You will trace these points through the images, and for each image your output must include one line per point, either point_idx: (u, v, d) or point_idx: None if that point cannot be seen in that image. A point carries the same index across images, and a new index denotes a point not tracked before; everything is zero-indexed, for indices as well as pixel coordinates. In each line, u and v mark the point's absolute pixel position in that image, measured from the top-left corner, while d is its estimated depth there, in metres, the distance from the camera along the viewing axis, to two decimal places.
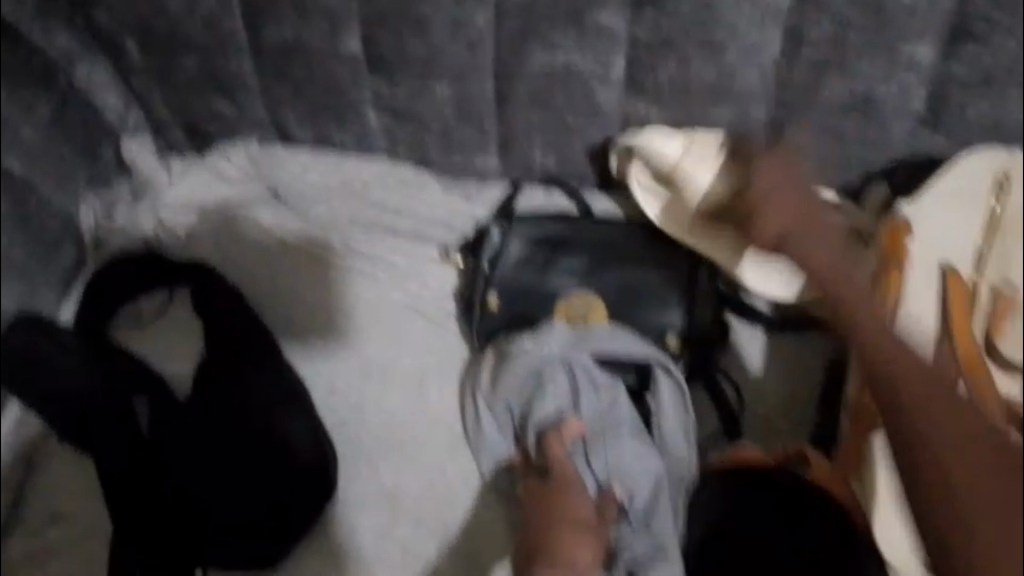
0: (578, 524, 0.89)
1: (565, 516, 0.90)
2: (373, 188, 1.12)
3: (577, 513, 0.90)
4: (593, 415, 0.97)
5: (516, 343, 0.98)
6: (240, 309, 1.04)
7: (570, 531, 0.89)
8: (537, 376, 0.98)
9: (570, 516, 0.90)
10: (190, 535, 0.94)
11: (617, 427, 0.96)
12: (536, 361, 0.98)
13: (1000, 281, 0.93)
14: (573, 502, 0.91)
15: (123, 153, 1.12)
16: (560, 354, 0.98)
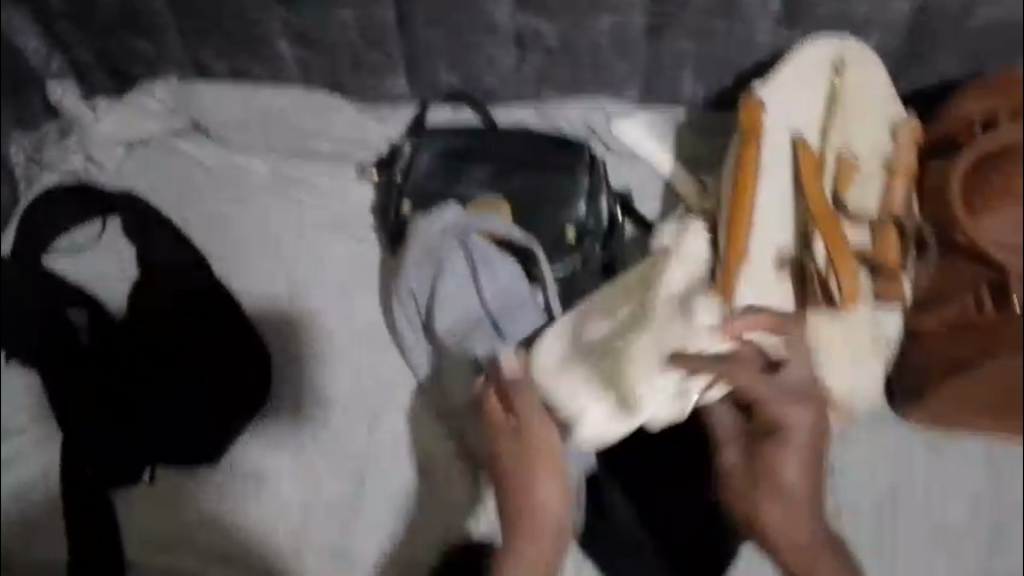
0: (551, 501, 0.93)
1: (541, 496, 0.93)
2: (290, 114, 1.14)
3: (546, 496, 0.93)
4: (496, 297, 1.03)
5: (416, 219, 1.03)
6: (164, 233, 1.09)
7: (546, 519, 0.93)
8: (432, 257, 1.03)
9: (543, 508, 0.93)
10: (136, 442, 1.05)
11: (519, 304, 1.03)
12: (426, 241, 1.03)
13: (843, 146, 0.93)
14: (551, 483, 0.93)
15: (50, 96, 1.16)
16: (455, 228, 1.02)
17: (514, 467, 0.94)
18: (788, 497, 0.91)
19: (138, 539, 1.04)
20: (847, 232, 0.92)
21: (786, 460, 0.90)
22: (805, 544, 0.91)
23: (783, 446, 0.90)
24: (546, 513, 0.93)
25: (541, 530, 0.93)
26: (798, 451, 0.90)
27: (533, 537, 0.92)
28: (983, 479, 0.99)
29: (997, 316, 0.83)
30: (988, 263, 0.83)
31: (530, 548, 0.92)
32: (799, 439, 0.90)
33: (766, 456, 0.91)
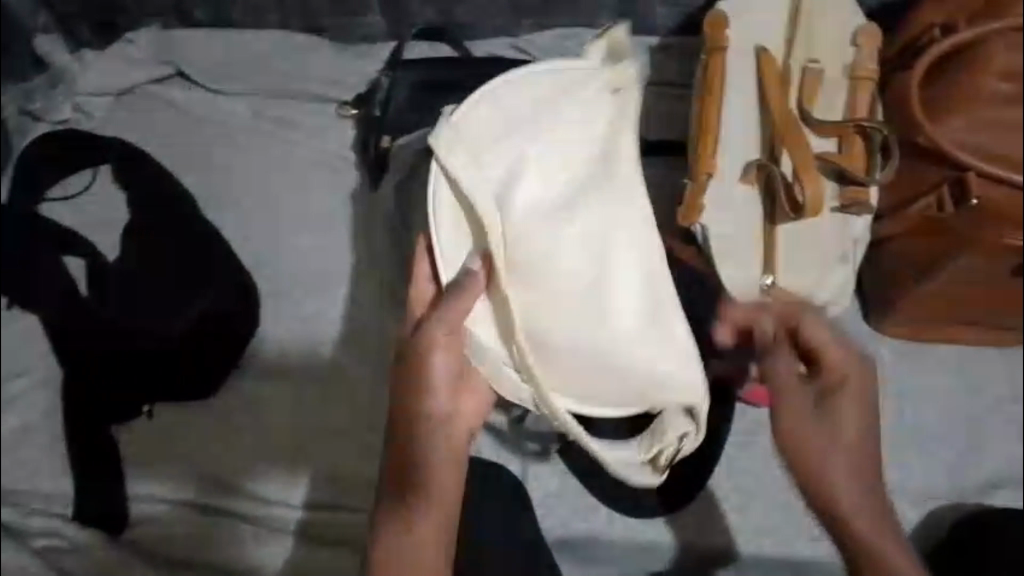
0: (447, 415, 0.80)
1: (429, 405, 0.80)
2: (272, 56, 1.17)
3: (445, 410, 0.80)
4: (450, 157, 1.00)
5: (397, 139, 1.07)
6: (153, 172, 1.10)
7: (440, 432, 0.80)
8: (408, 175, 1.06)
9: (432, 420, 0.80)
10: (128, 377, 1.04)
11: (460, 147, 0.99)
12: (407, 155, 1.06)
13: (810, 59, 0.96)
14: (438, 396, 0.80)
15: (36, 47, 1.16)
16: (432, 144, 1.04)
17: (414, 380, 0.79)
18: (845, 475, 0.79)
19: (139, 469, 1.05)
20: (812, 141, 0.95)
21: (832, 437, 0.80)
22: (864, 514, 0.78)
23: (827, 416, 0.81)
24: (446, 428, 0.80)
25: (434, 442, 0.80)
26: (834, 413, 0.81)
27: (433, 448, 0.80)
28: (957, 385, 1.05)
29: (957, 215, 0.90)
30: (947, 164, 0.88)
31: (444, 459, 0.80)
32: (840, 406, 0.81)
33: (806, 434, 0.80)
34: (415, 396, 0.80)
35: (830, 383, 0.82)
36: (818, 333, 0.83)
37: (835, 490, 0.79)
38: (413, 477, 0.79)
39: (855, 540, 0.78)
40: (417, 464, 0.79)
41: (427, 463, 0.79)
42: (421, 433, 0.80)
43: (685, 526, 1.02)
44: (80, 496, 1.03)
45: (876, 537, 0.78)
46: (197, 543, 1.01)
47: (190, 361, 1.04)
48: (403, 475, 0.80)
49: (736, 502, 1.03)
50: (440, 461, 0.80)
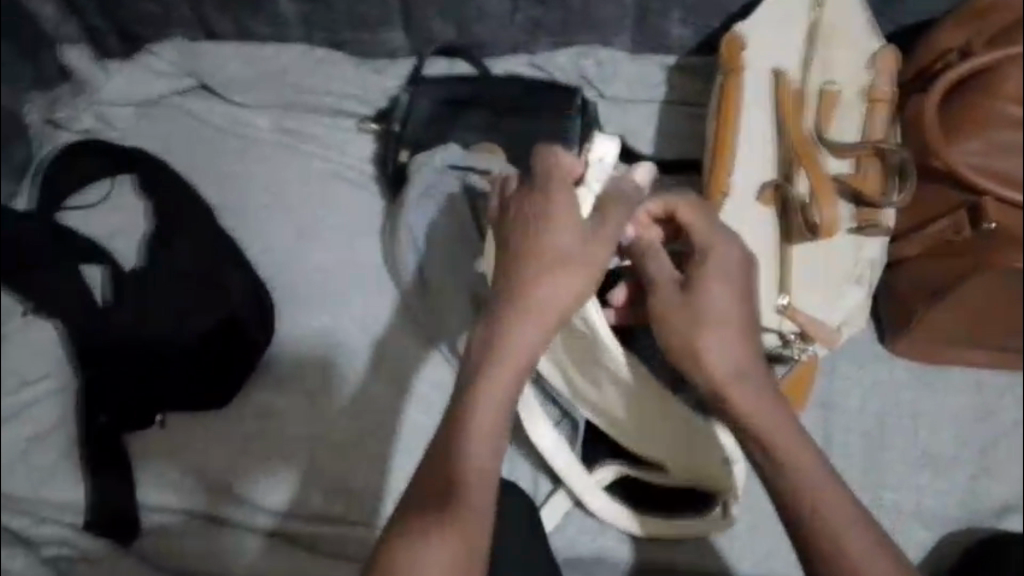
0: (547, 330, 0.75)
1: (539, 319, 0.74)
2: (291, 72, 1.18)
3: (531, 345, 0.74)
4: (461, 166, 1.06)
5: (421, 160, 1.06)
6: (169, 179, 1.11)
7: (516, 371, 0.74)
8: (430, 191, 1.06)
9: (518, 350, 0.74)
10: (148, 384, 1.05)
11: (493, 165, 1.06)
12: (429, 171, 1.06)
13: (829, 81, 0.97)
14: (559, 287, 0.74)
15: (61, 59, 1.16)
16: (452, 167, 1.06)
17: (538, 264, 0.75)
18: (757, 414, 0.77)
19: (154, 475, 1.05)
20: (828, 163, 0.96)
21: (728, 376, 0.77)
22: (792, 462, 0.75)
23: (730, 356, 0.77)
24: (502, 423, 0.73)
25: (507, 374, 0.73)
26: (732, 348, 0.77)
27: (506, 391, 0.73)
28: (973, 409, 1.04)
29: (974, 238, 0.90)
30: (967, 187, 0.90)
31: (511, 402, 0.73)
32: (734, 336, 0.77)
33: (757, 415, 0.77)
34: (531, 266, 0.75)
35: (729, 324, 0.77)
36: (711, 262, 0.78)
37: (755, 427, 0.77)
38: (472, 431, 0.72)
39: (792, 481, 0.75)
40: (487, 395, 0.73)
41: (496, 409, 0.72)
42: (496, 371, 0.73)
43: (696, 549, 1.00)
44: (95, 507, 1.02)
45: (811, 481, 0.75)
46: (205, 552, 1.01)
47: (211, 366, 1.05)
48: (460, 425, 0.72)
49: (744, 532, 1.02)
50: (484, 457, 0.71)
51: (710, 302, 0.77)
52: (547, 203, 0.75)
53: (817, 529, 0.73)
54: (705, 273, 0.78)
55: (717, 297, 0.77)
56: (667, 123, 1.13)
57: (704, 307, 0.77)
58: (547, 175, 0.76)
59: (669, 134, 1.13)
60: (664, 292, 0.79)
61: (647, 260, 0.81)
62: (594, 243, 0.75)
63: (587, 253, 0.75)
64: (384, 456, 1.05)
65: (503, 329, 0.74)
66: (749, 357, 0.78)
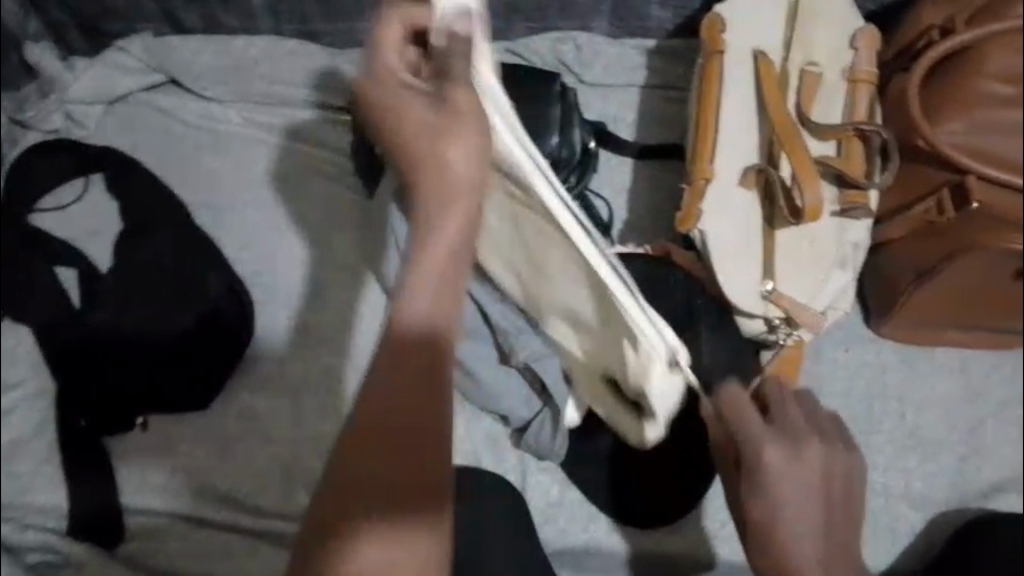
0: (464, 216, 0.62)
1: (448, 218, 0.61)
2: (263, 64, 1.15)
3: (447, 250, 0.61)
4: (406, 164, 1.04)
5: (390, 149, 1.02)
6: (142, 178, 1.09)
7: (438, 273, 0.61)
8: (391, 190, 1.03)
9: (437, 248, 0.61)
10: (126, 387, 1.03)
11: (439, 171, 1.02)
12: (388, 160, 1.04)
13: (809, 61, 0.96)
14: (462, 157, 0.62)
15: (25, 57, 1.13)
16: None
17: (416, 156, 0.62)
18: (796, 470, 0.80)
19: (137, 478, 1.04)
20: (811, 145, 0.95)
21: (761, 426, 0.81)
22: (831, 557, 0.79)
23: (792, 509, 0.79)
24: (429, 350, 0.61)
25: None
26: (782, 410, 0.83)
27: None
28: (960, 390, 1.04)
29: (956, 219, 0.90)
30: (949, 165, 0.89)
31: (444, 312, 0.61)
32: (801, 487, 0.79)
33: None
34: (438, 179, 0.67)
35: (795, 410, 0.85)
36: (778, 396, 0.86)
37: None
38: (402, 372, 0.60)
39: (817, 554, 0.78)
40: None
41: (422, 351, 0.60)
42: (412, 287, 0.61)
43: (686, 538, 0.99)
44: (79, 514, 1.01)
45: None
46: (193, 556, 1.00)
47: (193, 368, 1.03)
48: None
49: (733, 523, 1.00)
50: (422, 397, 0.60)
51: (771, 471, 0.79)
52: (388, 108, 0.63)
53: None
54: (763, 442, 0.79)
55: (770, 447, 0.79)
56: (645, 108, 1.12)
57: (778, 482, 0.79)
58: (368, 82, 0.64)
59: (649, 117, 1.11)
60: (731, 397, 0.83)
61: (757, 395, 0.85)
62: (454, 103, 0.62)
63: (460, 119, 0.62)
64: None
65: (411, 243, 0.62)
66: (806, 522, 0.79)
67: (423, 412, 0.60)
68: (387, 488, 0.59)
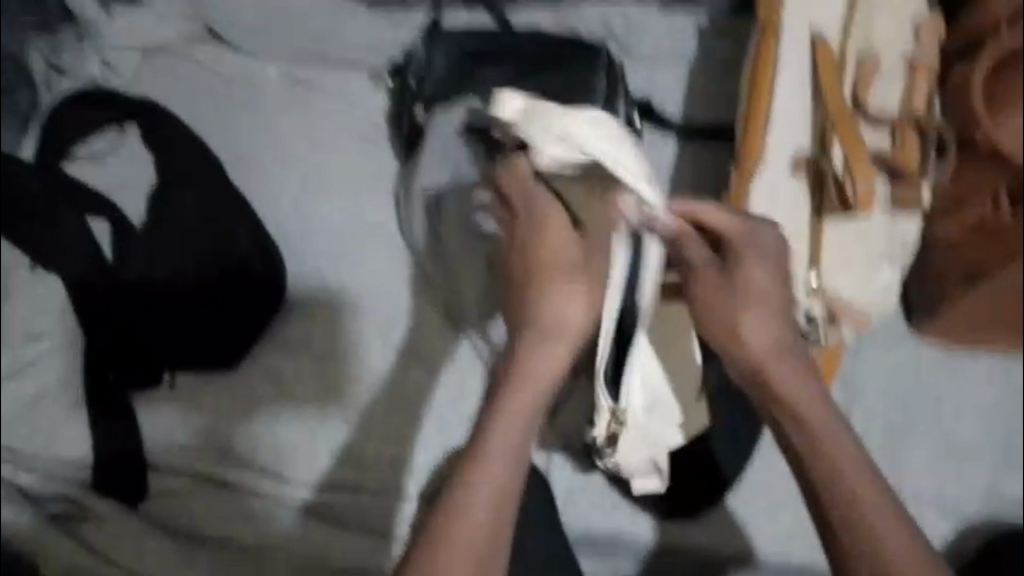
0: (561, 355, 0.80)
1: (552, 346, 0.79)
2: (303, 19, 1.11)
3: (544, 380, 0.79)
4: (438, 154, 1.01)
5: (434, 121, 1.01)
6: (182, 135, 1.07)
7: (531, 399, 0.78)
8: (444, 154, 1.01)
9: (536, 372, 0.79)
10: (155, 339, 1.03)
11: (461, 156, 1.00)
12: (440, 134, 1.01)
13: (865, 50, 0.92)
14: (565, 309, 0.80)
15: (68, 1, 1.08)
16: (455, 127, 1.00)
17: (552, 271, 0.80)
18: (800, 400, 0.78)
19: (161, 436, 1.04)
20: (865, 135, 0.92)
21: (764, 352, 0.79)
22: (855, 493, 0.75)
23: (765, 333, 0.79)
24: (514, 442, 0.77)
25: (511, 428, 0.77)
26: (768, 326, 0.79)
27: (517, 439, 0.77)
28: (1000, 390, 1.01)
29: (1013, 222, 0.87)
30: (1006, 166, 0.86)
31: (529, 421, 0.78)
32: (773, 309, 0.79)
33: (815, 425, 0.77)
34: (524, 300, 0.81)
35: (770, 303, 0.79)
36: (747, 251, 0.80)
37: (812, 429, 0.77)
38: (487, 462, 0.76)
39: (858, 504, 0.75)
40: (492, 447, 0.77)
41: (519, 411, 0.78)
42: (511, 404, 0.78)
43: (710, 530, 0.98)
44: (100, 467, 1.02)
45: (878, 516, 0.74)
46: (215, 518, 1.01)
47: (218, 326, 1.03)
48: (469, 457, 0.77)
49: (761, 520, 0.99)
50: (502, 476, 0.76)
51: (755, 306, 0.79)
52: (542, 236, 0.81)
53: (873, 547, 0.74)
54: (752, 254, 0.80)
55: (753, 294, 0.79)
56: (695, 85, 1.08)
57: (774, 344, 0.79)
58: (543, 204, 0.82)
59: (699, 92, 1.08)
60: (705, 273, 0.80)
61: (681, 247, 0.82)
62: (592, 260, 0.81)
63: (587, 266, 0.81)
64: (395, 425, 1.03)
65: (519, 356, 0.79)
66: (796, 373, 0.78)
67: (497, 488, 0.76)
68: (467, 536, 0.74)
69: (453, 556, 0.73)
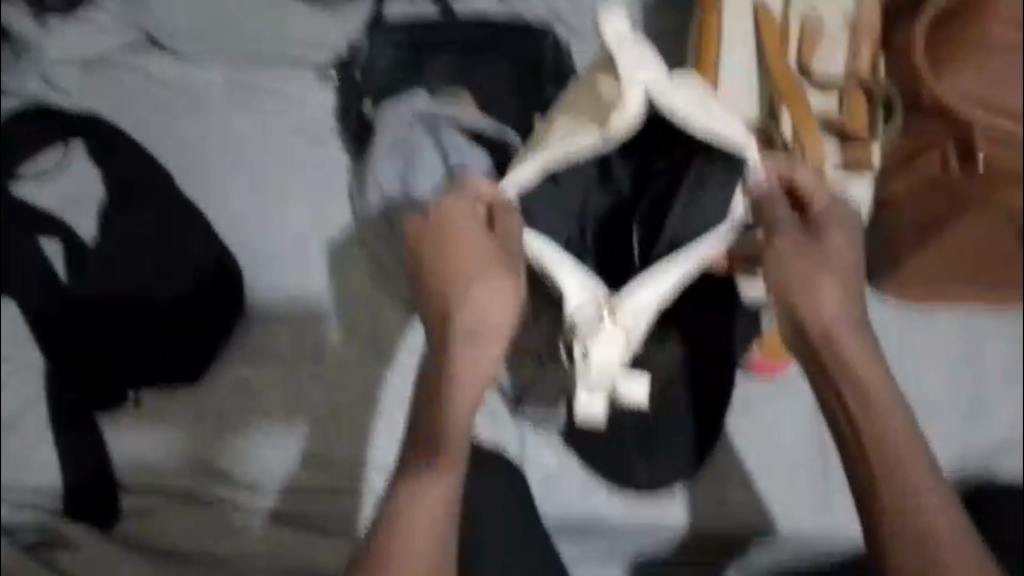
0: (488, 341, 0.72)
1: (478, 336, 0.72)
2: (244, 20, 1.09)
3: (477, 365, 0.72)
4: (392, 142, 1.01)
5: (396, 106, 1.01)
6: (127, 145, 1.06)
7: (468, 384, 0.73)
8: (399, 142, 1.01)
9: (465, 361, 0.72)
10: (115, 356, 1.01)
11: (421, 139, 1.00)
12: (404, 120, 1.01)
13: (810, 11, 0.92)
14: (483, 299, 0.72)
15: (1, 19, 1.09)
16: (418, 113, 1.01)
17: (455, 265, 0.73)
18: (857, 362, 0.75)
19: (129, 455, 1.02)
20: (812, 98, 0.91)
21: (835, 317, 0.75)
22: (897, 450, 0.74)
23: (841, 305, 0.75)
24: (450, 421, 0.73)
25: (457, 410, 0.73)
26: (843, 305, 0.75)
27: (455, 417, 0.73)
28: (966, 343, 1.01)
29: (961, 177, 0.87)
30: (952, 123, 0.86)
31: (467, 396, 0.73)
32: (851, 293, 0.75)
33: (873, 390, 0.75)
34: (456, 309, 0.72)
35: (844, 277, 0.75)
36: (833, 228, 0.76)
37: (864, 391, 0.75)
38: (431, 445, 0.73)
39: (904, 474, 0.74)
40: (445, 431, 0.73)
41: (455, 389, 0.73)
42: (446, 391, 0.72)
43: (689, 504, 0.97)
44: (73, 489, 1.01)
45: (923, 492, 0.73)
46: (193, 529, 0.99)
47: (181, 336, 1.01)
48: (425, 448, 0.74)
49: (740, 489, 0.98)
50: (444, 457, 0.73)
51: (834, 282, 0.74)
52: (445, 227, 0.74)
53: (919, 521, 0.73)
54: (839, 230, 0.76)
55: (833, 280, 0.74)
56: None
57: (849, 317, 0.75)
58: (452, 201, 0.74)
59: None
60: (793, 244, 0.75)
61: (767, 204, 0.76)
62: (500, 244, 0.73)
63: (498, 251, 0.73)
64: (366, 421, 1.01)
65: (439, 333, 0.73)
66: (865, 348, 0.75)
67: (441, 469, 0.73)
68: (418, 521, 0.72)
69: (409, 542, 0.71)
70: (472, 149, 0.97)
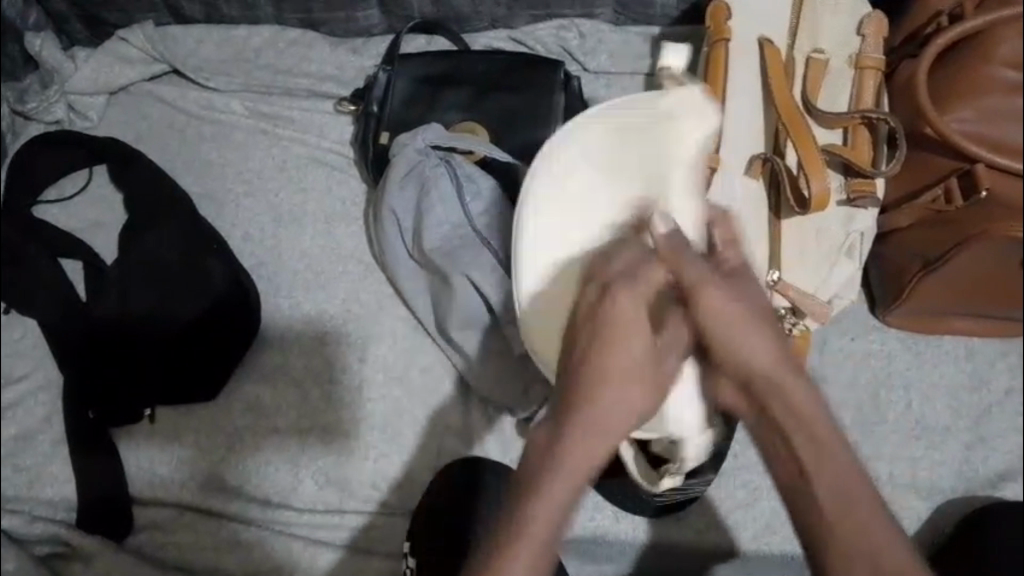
0: (618, 439, 0.68)
1: (611, 428, 0.68)
2: (265, 54, 1.14)
3: (596, 464, 0.68)
4: (405, 171, 1.00)
5: (404, 139, 1.01)
6: (147, 170, 1.08)
7: (587, 477, 0.68)
8: (416, 173, 1.00)
9: (591, 451, 0.68)
10: (130, 376, 1.01)
11: (437, 174, 0.99)
12: (415, 153, 1.00)
13: (813, 50, 0.96)
14: (629, 400, 0.67)
15: (27, 47, 1.11)
16: (434, 146, 1.01)
17: (618, 360, 0.67)
18: None
19: (145, 475, 1.04)
20: (817, 133, 0.95)
21: None
22: None
23: None
24: (561, 504, 0.68)
25: (561, 485, 0.67)
26: None
27: (563, 501, 0.68)
28: (958, 374, 1.05)
29: (967, 208, 0.90)
30: (959, 154, 0.89)
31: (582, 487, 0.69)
32: None
33: None
34: (599, 398, 0.67)
35: None
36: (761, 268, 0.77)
37: None
38: (533, 519, 0.68)
39: None
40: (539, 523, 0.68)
41: (573, 478, 0.68)
42: (561, 474, 0.68)
43: (692, 530, 0.99)
44: (88, 506, 1.01)
45: None
46: (203, 546, 1.00)
47: (194, 363, 1.02)
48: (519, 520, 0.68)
49: (743, 513, 0.99)
50: (541, 538, 0.67)
51: None
52: (624, 320, 0.66)
53: None
54: None
55: None
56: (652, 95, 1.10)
57: None
58: (631, 284, 0.67)
59: None
60: None
61: None
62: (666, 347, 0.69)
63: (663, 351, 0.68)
64: (377, 443, 1.03)
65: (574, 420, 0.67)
66: None
67: (540, 550, 0.68)
68: None
69: None
70: (487, 183, 1.00)
